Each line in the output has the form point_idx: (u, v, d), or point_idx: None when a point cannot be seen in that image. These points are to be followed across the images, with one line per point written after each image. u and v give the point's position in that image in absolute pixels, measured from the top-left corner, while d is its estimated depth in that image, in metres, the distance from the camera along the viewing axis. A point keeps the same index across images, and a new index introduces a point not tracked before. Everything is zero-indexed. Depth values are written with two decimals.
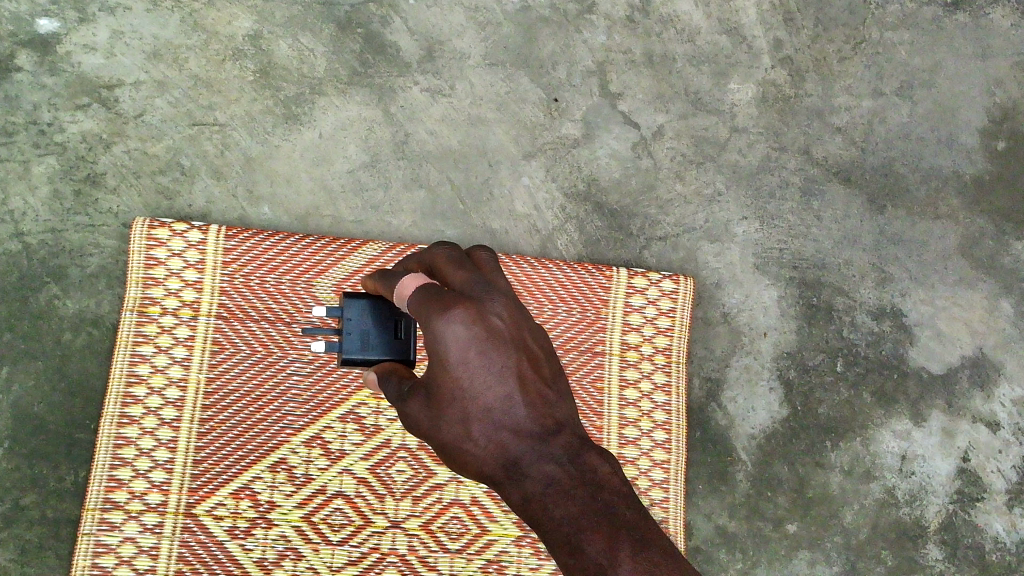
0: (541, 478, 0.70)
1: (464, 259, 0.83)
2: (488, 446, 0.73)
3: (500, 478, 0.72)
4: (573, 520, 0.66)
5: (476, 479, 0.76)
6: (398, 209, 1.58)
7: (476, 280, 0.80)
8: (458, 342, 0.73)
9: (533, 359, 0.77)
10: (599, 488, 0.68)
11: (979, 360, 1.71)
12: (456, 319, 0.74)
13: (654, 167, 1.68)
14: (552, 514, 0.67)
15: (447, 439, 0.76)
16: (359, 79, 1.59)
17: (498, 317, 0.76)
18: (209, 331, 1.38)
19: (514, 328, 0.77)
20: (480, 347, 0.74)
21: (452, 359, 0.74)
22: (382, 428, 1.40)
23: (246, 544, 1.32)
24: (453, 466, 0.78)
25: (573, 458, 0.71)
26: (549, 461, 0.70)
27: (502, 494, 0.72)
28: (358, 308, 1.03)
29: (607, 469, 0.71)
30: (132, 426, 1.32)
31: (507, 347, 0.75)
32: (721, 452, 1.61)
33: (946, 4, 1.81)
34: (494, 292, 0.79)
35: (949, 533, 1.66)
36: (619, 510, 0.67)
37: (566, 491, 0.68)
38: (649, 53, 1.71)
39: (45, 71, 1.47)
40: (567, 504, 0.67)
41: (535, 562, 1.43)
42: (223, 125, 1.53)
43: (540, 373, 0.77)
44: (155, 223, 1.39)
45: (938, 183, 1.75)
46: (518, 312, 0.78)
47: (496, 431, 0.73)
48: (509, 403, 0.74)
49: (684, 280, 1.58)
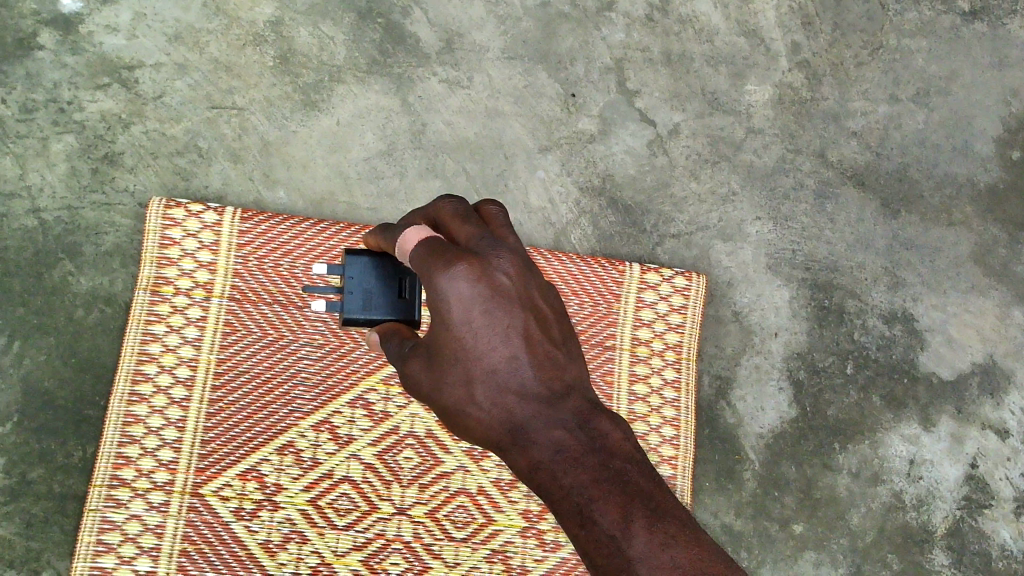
0: (550, 445, 0.69)
1: (471, 214, 0.83)
2: (492, 410, 0.74)
3: (506, 443, 0.73)
4: (582, 489, 0.65)
5: (479, 444, 0.77)
6: (413, 198, 1.59)
7: (483, 236, 0.80)
8: (461, 300, 0.74)
9: (541, 319, 0.79)
10: (610, 456, 0.68)
11: (989, 367, 1.70)
12: (460, 276, 0.74)
13: (668, 165, 1.69)
14: (560, 482, 0.67)
15: (450, 403, 0.77)
16: (378, 69, 1.59)
17: (504, 274, 0.77)
18: (221, 312, 1.38)
19: (521, 285, 0.78)
20: (484, 306, 0.75)
21: (456, 319, 0.74)
22: (390, 415, 1.40)
23: (252, 526, 1.31)
24: (453, 428, 0.79)
25: (582, 424, 0.71)
26: (557, 426, 0.71)
27: (506, 459, 0.73)
28: (360, 266, 1.03)
29: (618, 435, 0.71)
30: (142, 404, 1.32)
31: (513, 306, 0.76)
32: (729, 451, 1.61)
33: (964, 13, 1.82)
34: (501, 248, 0.79)
35: (956, 539, 1.65)
36: (632, 478, 0.66)
37: (575, 459, 0.68)
38: (666, 52, 1.72)
39: (66, 50, 1.48)
40: (576, 473, 0.67)
41: (540, 555, 1.41)
42: (242, 109, 1.54)
43: (548, 334, 0.79)
44: (172, 203, 1.39)
45: (953, 190, 1.75)
46: (524, 269, 0.79)
47: (500, 394, 0.74)
48: (515, 364, 0.75)
49: (696, 278, 1.58)
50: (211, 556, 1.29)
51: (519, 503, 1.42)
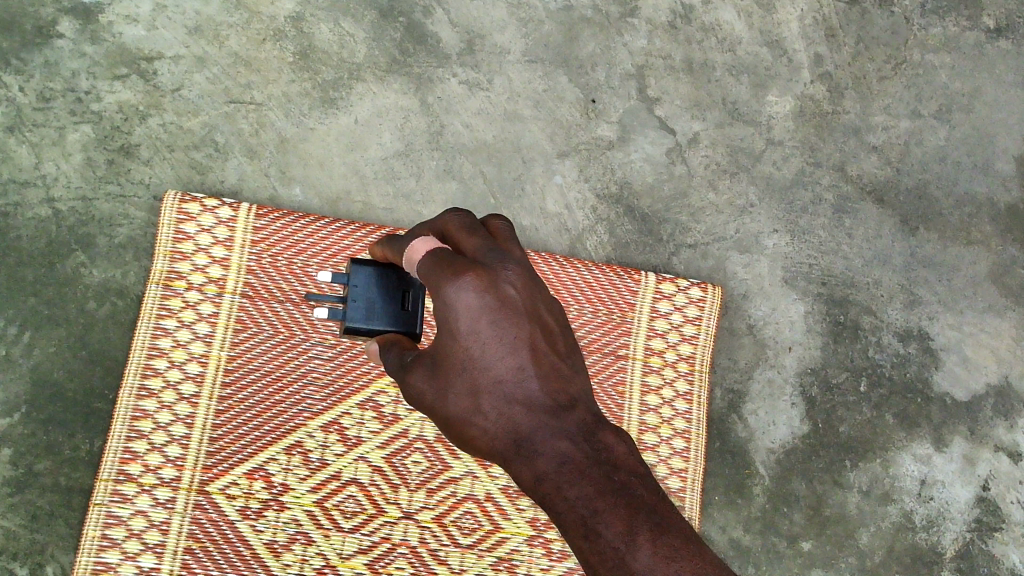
0: (555, 456, 0.68)
1: (479, 227, 0.82)
2: (498, 420, 0.73)
3: (510, 455, 0.71)
4: (588, 502, 0.64)
5: (483, 456, 0.75)
6: (430, 199, 1.57)
7: (489, 248, 0.79)
8: (468, 310, 0.73)
9: (547, 331, 0.77)
10: (615, 469, 0.67)
11: (1003, 389, 1.69)
12: (467, 287, 0.74)
13: (687, 174, 1.68)
14: (565, 494, 0.66)
15: (454, 413, 0.76)
16: (398, 68, 1.58)
17: (511, 285, 0.76)
18: (233, 309, 1.37)
19: (527, 298, 0.76)
20: (492, 316, 0.74)
21: (462, 328, 0.74)
22: (400, 418, 1.39)
23: (258, 525, 1.30)
24: (457, 439, 0.78)
25: (588, 436, 0.70)
26: (562, 438, 0.69)
27: (511, 471, 0.71)
28: (364, 275, 1.01)
29: (623, 449, 0.69)
30: (151, 399, 1.31)
31: (519, 317, 0.75)
32: (739, 465, 1.60)
33: (989, 30, 1.80)
34: (508, 261, 0.77)
35: (965, 561, 1.64)
36: (638, 491, 0.65)
37: (580, 470, 0.66)
38: (688, 60, 1.70)
39: (86, 39, 1.47)
40: (581, 485, 0.65)
41: (546, 564, 1.39)
42: (260, 104, 1.53)
43: (554, 347, 0.77)
44: (187, 197, 1.39)
45: (973, 209, 1.74)
46: (532, 281, 0.78)
47: (506, 405, 0.73)
48: (521, 375, 0.73)
49: (711, 289, 1.57)
50: (215, 554, 1.27)
51: (527, 512, 1.40)
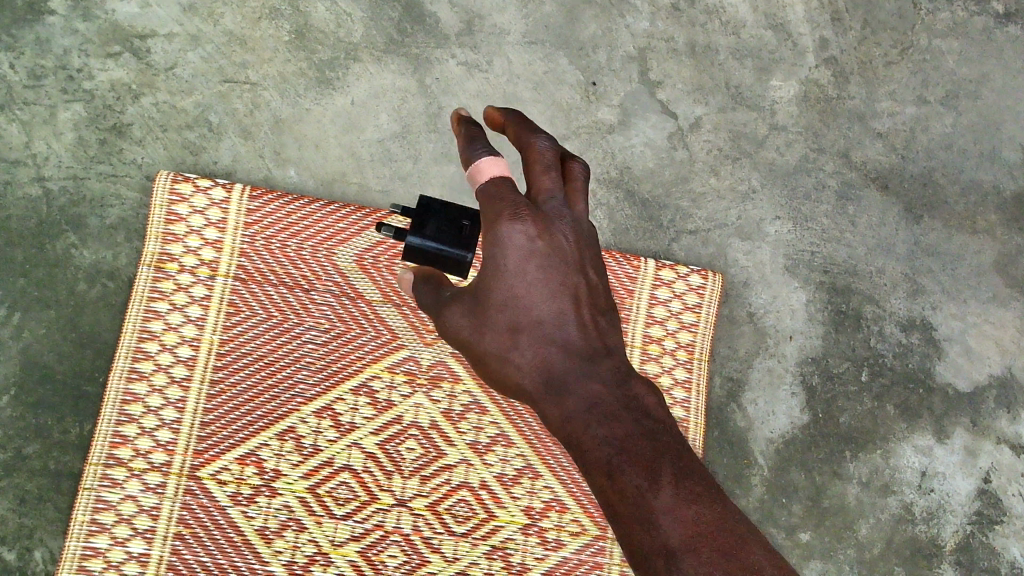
0: (586, 397, 0.75)
1: (554, 164, 0.80)
2: (533, 359, 0.78)
3: (540, 392, 0.77)
4: (613, 441, 0.71)
5: (512, 393, 0.80)
6: (427, 182, 1.54)
7: (554, 194, 0.80)
8: (518, 251, 0.76)
9: (591, 288, 0.82)
10: (643, 415, 0.74)
11: (1007, 380, 1.67)
12: (522, 229, 0.76)
13: (688, 159, 1.65)
14: (593, 432, 0.72)
15: (490, 349, 0.79)
16: (395, 48, 1.55)
17: (564, 237, 0.79)
18: (225, 292, 1.35)
19: (576, 251, 0.80)
20: (540, 261, 0.77)
21: (510, 267, 0.77)
22: (394, 403, 1.36)
23: (248, 512, 1.28)
24: (485, 374, 0.82)
25: (620, 382, 0.77)
26: (595, 380, 0.76)
27: (539, 409, 0.77)
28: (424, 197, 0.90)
29: (651, 400, 0.76)
30: (142, 383, 1.29)
31: (567, 267, 0.79)
32: (737, 454, 1.58)
33: (997, 15, 1.77)
34: (567, 214, 0.80)
35: (965, 554, 1.61)
36: (662, 438, 0.72)
37: (613, 412, 0.73)
38: (691, 43, 1.68)
39: (78, 16, 1.45)
40: (609, 426, 0.72)
41: (541, 553, 1.35)
42: (255, 84, 1.50)
43: (594, 303, 0.82)
44: (179, 177, 1.37)
45: (977, 197, 1.71)
46: (583, 238, 0.81)
47: (544, 344, 0.78)
48: (561, 319, 0.79)
49: (712, 276, 1.55)
50: (204, 540, 1.26)
51: (522, 500, 1.36)
